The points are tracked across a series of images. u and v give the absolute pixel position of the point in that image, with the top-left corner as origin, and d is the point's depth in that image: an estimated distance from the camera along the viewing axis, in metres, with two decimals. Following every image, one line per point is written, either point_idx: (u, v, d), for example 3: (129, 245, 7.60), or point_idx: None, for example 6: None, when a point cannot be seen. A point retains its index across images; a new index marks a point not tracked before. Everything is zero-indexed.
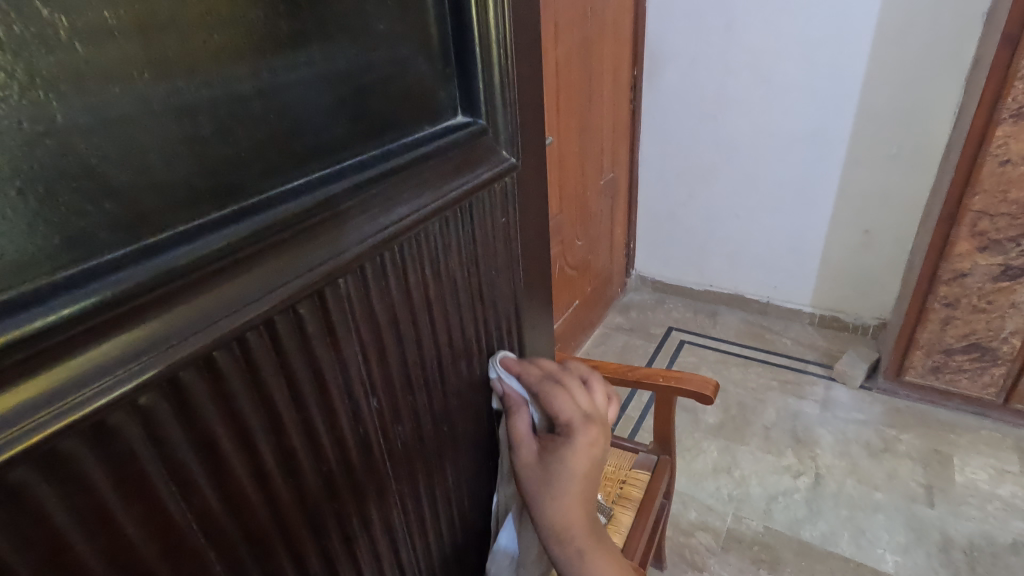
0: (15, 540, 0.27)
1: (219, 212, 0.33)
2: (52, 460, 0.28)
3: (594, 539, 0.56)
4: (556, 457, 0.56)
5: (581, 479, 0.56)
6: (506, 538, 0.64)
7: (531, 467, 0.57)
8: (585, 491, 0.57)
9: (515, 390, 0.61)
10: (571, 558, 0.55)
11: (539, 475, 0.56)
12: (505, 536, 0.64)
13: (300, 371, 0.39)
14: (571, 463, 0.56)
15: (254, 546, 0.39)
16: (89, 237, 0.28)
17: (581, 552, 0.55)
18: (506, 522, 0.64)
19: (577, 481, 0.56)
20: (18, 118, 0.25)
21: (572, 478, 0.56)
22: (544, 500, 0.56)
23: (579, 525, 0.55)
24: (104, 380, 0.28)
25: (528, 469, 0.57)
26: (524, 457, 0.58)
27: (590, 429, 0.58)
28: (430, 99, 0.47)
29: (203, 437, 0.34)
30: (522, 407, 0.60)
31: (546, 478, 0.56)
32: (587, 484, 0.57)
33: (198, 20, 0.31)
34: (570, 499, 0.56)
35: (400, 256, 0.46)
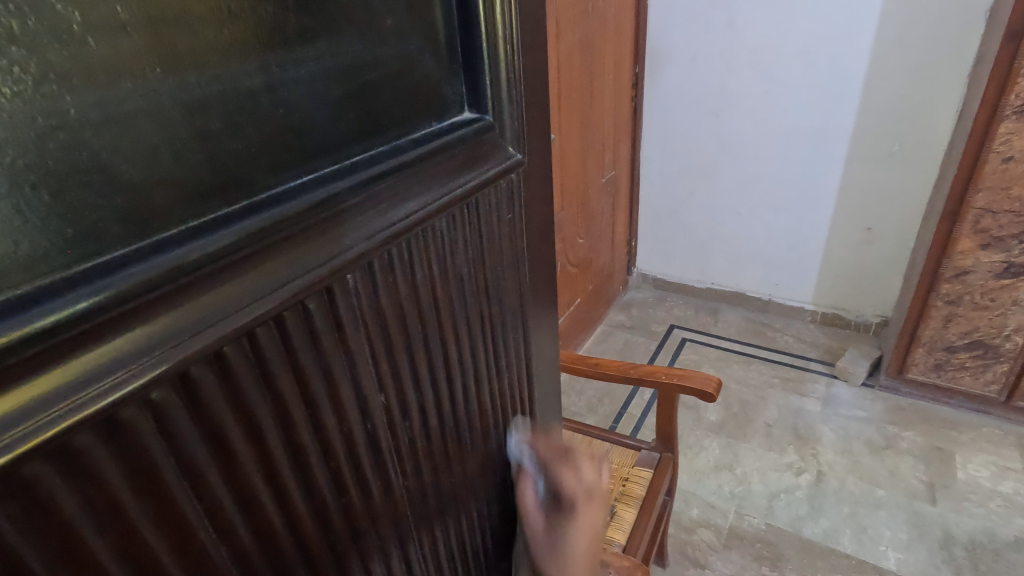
0: (30, 532, 0.27)
1: (229, 208, 0.33)
2: (65, 455, 0.28)
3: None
4: (562, 530, 0.65)
5: (584, 548, 0.66)
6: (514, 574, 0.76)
7: (541, 533, 0.66)
8: (586, 556, 0.66)
9: (526, 464, 0.68)
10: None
11: (547, 540, 0.66)
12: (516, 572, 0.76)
13: (309, 366, 0.39)
14: (575, 531, 0.66)
15: (263, 542, 0.39)
16: (101, 232, 0.28)
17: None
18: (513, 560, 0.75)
19: (581, 548, 0.66)
20: (31, 112, 0.25)
21: (578, 545, 0.66)
22: (552, 565, 0.65)
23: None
24: (116, 375, 0.28)
25: (537, 538, 0.66)
26: (534, 526, 0.67)
27: (592, 503, 0.66)
28: (437, 94, 0.47)
29: (212, 432, 0.34)
30: (530, 478, 0.68)
31: (554, 546, 0.65)
32: (590, 550, 0.66)
33: (207, 16, 0.31)
34: (576, 565, 0.65)
35: (406, 252, 0.45)
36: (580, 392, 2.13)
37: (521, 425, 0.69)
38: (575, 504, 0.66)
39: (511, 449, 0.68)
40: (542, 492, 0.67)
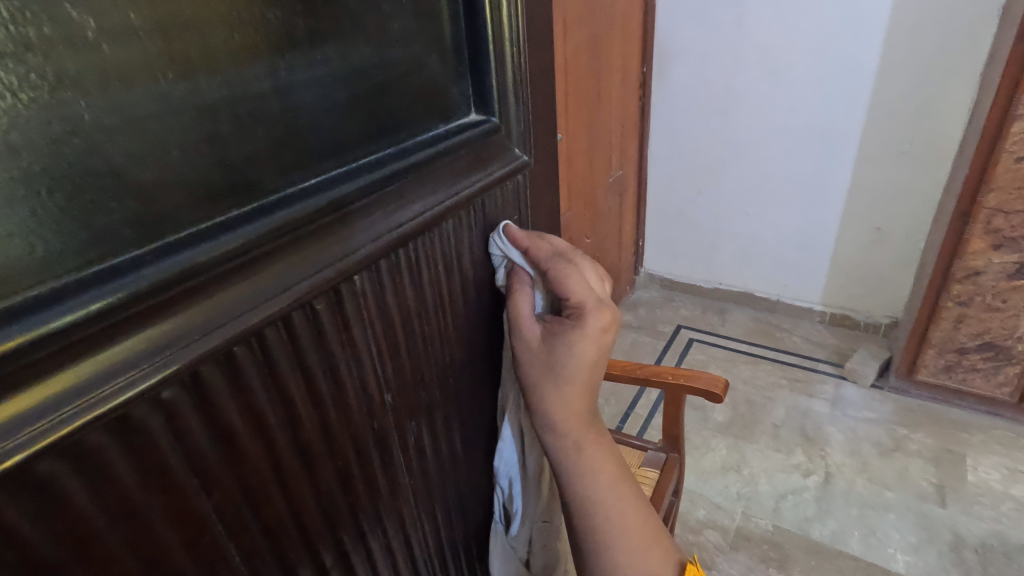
0: (44, 527, 0.28)
1: (237, 211, 0.34)
2: (79, 452, 0.28)
3: (593, 433, 0.53)
4: (563, 344, 0.51)
5: (586, 372, 0.52)
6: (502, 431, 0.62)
7: (536, 351, 0.52)
8: (591, 381, 0.52)
9: (518, 268, 0.54)
10: (570, 447, 0.52)
11: (543, 358, 0.51)
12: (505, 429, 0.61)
13: (316, 366, 0.40)
14: (579, 351, 0.50)
15: (272, 539, 0.40)
16: (114, 234, 0.29)
17: (580, 445, 0.52)
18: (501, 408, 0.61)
19: (582, 371, 0.51)
20: (47, 117, 0.26)
21: (579, 365, 0.51)
22: (547, 390, 0.52)
23: (578, 415, 0.52)
24: (127, 374, 0.29)
25: (531, 355, 0.52)
26: (526, 344, 0.52)
27: (602, 315, 0.51)
28: (443, 96, 0.48)
29: (222, 430, 0.35)
30: (526, 289, 0.53)
31: (551, 365, 0.51)
32: (595, 374, 0.52)
33: (216, 20, 0.31)
34: (574, 390, 0.52)
35: (412, 253, 0.46)
36: None
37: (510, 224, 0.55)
38: (580, 314, 0.51)
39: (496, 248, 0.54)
40: (539, 304, 0.53)
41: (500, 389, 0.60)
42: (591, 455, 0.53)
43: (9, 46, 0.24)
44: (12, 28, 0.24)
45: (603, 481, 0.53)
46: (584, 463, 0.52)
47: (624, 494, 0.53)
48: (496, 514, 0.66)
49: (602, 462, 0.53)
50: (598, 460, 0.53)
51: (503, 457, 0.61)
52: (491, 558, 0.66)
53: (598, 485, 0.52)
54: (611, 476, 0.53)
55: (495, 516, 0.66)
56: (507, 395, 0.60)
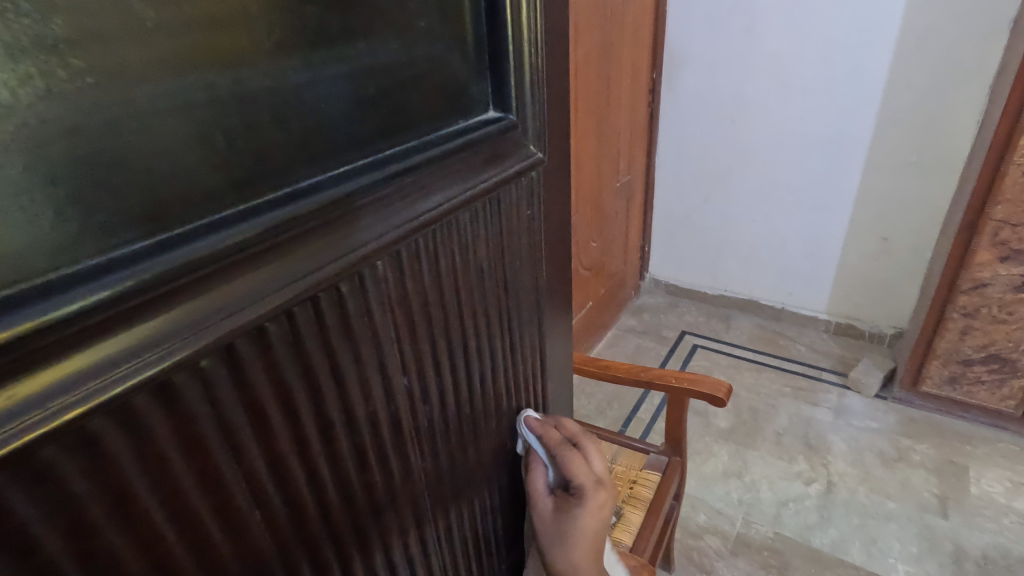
0: (93, 481, 0.29)
1: (273, 194, 0.36)
2: (125, 414, 0.30)
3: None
4: (569, 516, 0.61)
5: (591, 539, 0.61)
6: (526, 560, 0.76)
7: (547, 520, 0.63)
8: (596, 548, 0.61)
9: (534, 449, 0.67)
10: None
11: (554, 528, 0.62)
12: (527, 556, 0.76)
13: (339, 346, 0.42)
14: (581, 522, 0.61)
15: (294, 512, 0.42)
16: (162, 211, 0.31)
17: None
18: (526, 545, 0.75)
19: (585, 537, 0.60)
20: (109, 99, 0.28)
21: (582, 533, 0.61)
22: (556, 551, 0.61)
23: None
24: (170, 344, 0.31)
25: (545, 527, 0.63)
26: (540, 512, 0.63)
27: (600, 493, 0.62)
28: (464, 93, 0.50)
29: (252, 402, 0.37)
30: (541, 465, 0.66)
31: (560, 531, 0.61)
32: (598, 546, 0.61)
33: (261, 15, 0.33)
34: (579, 554, 0.60)
35: (431, 243, 0.48)
36: (590, 395, 2.15)
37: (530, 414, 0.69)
38: (582, 492, 0.62)
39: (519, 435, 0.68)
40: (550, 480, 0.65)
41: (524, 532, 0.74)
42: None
43: (81, 34, 0.27)
44: (85, 19, 0.27)
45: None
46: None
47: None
48: None
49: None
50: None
51: None
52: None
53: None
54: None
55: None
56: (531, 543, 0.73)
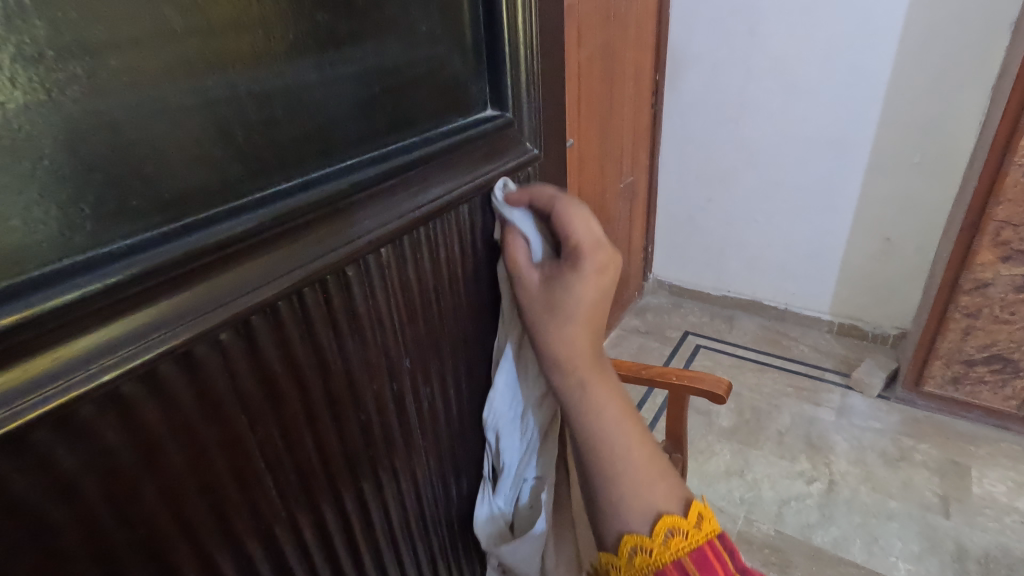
0: (127, 438, 0.33)
1: (286, 183, 0.39)
2: (155, 379, 0.34)
3: (600, 374, 0.56)
4: (563, 286, 0.53)
5: (589, 313, 0.54)
6: (502, 383, 0.61)
7: (538, 295, 0.54)
8: (595, 325, 0.55)
9: (516, 220, 0.55)
10: (576, 392, 0.55)
11: (546, 304, 0.54)
12: (502, 378, 0.62)
13: (346, 326, 0.45)
14: (578, 292, 0.53)
15: (303, 480, 0.45)
16: (188, 198, 0.34)
17: (585, 387, 0.55)
18: (504, 356, 0.61)
19: (582, 312, 0.54)
20: (144, 97, 0.32)
21: (579, 306, 0.53)
22: (553, 331, 0.54)
23: (584, 357, 0.55)
24: (192, 318, 0.34)
25: (535, 303, 0.55)
26: (528, 288, 0.55)
27: (601, 256, 0.53)
28: (464, 93, 0.53)
29: (266, 375, 0.40)
30: (522, 239, 0.56)
31: (552, 305, 0.54)
32: (597, 315, 0.55)
33: (277, 22, 0.37)
34: (577, 332, 0.54)
35: (431, 234, 0.51)
36: None
37: (508, 180, 0.56)
38: (579, 254, 0.53)
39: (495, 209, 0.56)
40: (537, 251, 0.55)
41: (500, 338, 0.61)
42: (599, 396, 0.55)
43: (123, 42, 0.30)
44: (126, 28, 0.30)
45: (612, 428, 0.54)
46: (593, 406, 0.54)
47: (632, 435, 0.55)
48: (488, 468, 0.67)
49: (611, 407, 0.55)
50: (606, 404, 0.55)
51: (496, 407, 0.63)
52: (479, 515, 0.67)
53: (608, 433, 0.54)
54: (620, 421, 0.55)
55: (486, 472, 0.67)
56: (512, 343, 0.60)
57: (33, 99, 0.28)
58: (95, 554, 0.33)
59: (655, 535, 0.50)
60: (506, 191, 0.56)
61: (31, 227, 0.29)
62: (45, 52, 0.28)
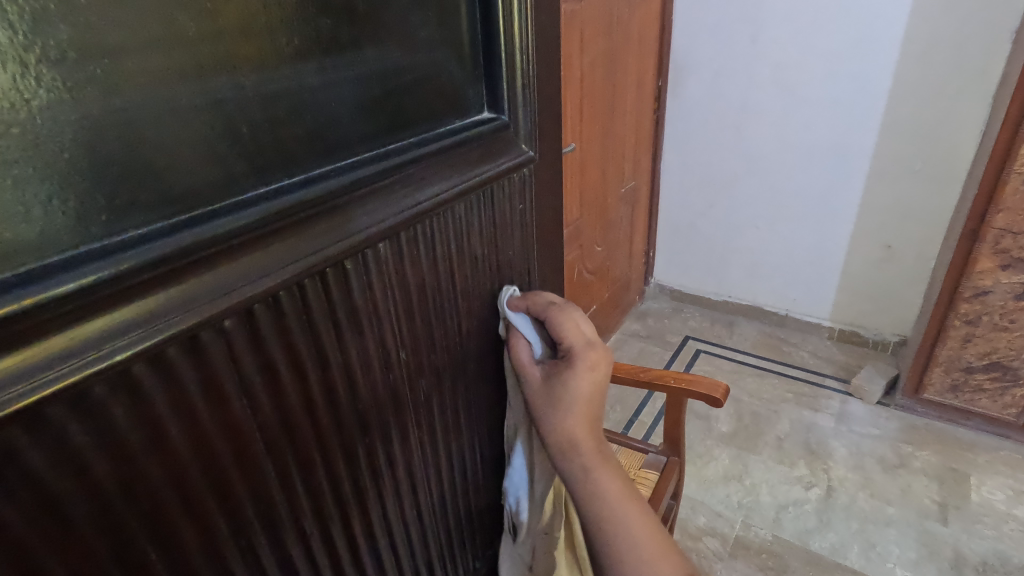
0: (135, 417, 0.35)
1: (288, 180, 0.41)
2: (161, 362, 0.36)
3: (602, 460, 0.59)
4: (562, 381, 0.60)
5: (588, 403, 0.60)
6: (515, 463, 0.70)
7: (538, 387, 0.61)
8: (592, 415, 0.60)
9: (517, 324, 0.64)
10: (581, 478, 0.58)
11: (547, 394, 0.60)
12: (517, 459, 0.70)
13: (344, 318, 0.47)
14: (575, 385, 0.60)
15: (301, 465, 0.47)
16: (195, 192, 0.37)
17: (589, 475, 0.58)
18: (514, 441, 0.69)
19: (581, 402, 0.60)
20: (157, 96, 0.34)
21: (578, 397, 0.60)
22: (556, 421, 0.59)
23: (585, 443, 0.59)
24: (197, 305, 0.36)
25: (536, 392, 0.61)
26: (531, 382, 0.61)
27: (593, 355, 0.61)
28: (461, 96, 0.55)
29: (267, 362, 0.42)
30: (525, 340, 0.64)
31: (553, 397, 0.60)
32: (594, 407, 0.60)
33: (281, 27, 0.39)
34: (577, 421, 0.59)
35: (428, 231, 0.53)
36: None
37: (513, 290, 0.65)
38: (574, 353, 0.61)
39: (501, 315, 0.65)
40: (538, 350, 0.63)
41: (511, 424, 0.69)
42: (599, 478, 0.58)
43: (137, 46, 0.33)
44: (140, 31, 0.33)
45: (616, 508, 0.57)
46: (598, 491, 0.57)
47: (636, 515, 0.57)
48: (506, 525, 0.74)
49: (615, 490, 0.58)
50: (609, 485, 0.57)
51: (512, 479, 0.71)
52: (505, 564, 0.75)
53: (614, 518, 0.56)
54: (625, 505, 0.57)
55: (507, 530, 0.74)
56: (519, 430, 0.69)
57: (56, 97, 0.30)
58: (102, 528, 0.35)
59: None
60: (511, 299, 0.65)
61: (49, 216, 0.31)
62: (68, 53, 0.30)
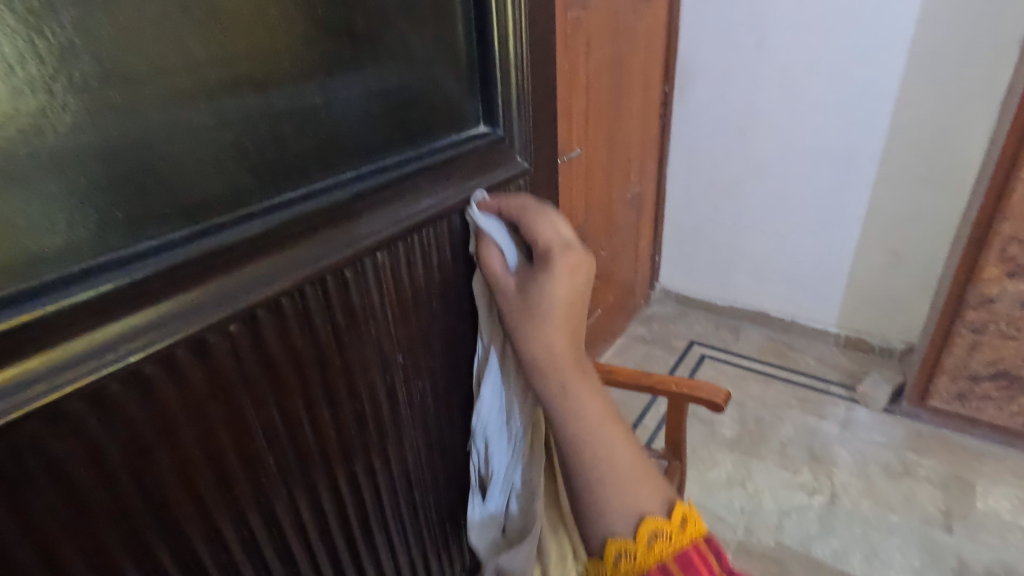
0: (146, 414, 0.38)
1: (291, 193, 0.44)
2: (172, 364, 0.38)
3: (580, 375, 0.55)
4: (537, 288, 0.55)
5: (566, 310, 0.55)
6: (487, 390, 0.64)
7: (512, 297, 0.57)
8: (570, 325, 0.56)
9: (490, 227, 0.58)
10: (556, 394, 0.54)
11: (521, 305, 0.56)
12: (490, 390, 0.65)
13: (342, 322, 0.49)
14: (551, 291, 0.55)
15: (300, 460, 0.49)
16: (204, 205, 0.39)
17: (564, 392, 0.54)
18: (489, 369, 0.64)
19: (556, 312, 0.55)
20: (170, 118, 0.37)
21: (554, 305, 0.55)
22: (529, 332, 0.55)
23: (561, 355, 0.55)
24: (205, 311, 0.39)
25: (509, 302, 0.57)
26: (505, 292, 0.57)
27: (571, 256, 0.55)
28: (458, 111, 0.58)
29: (270, 364, 0.45)
30: (498, 246, 0.58)
31: (527, 308, 0.56)
32: (572, 316, 0.56)
33: (285, 50, 0.42)
34: (555, 331, 0.55)
35: (426, 240, 0.56)
36: None
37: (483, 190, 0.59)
38: (551, 255, 0.55)
39: (469, 219, 0.58)
40: (512, 258, 0.58)
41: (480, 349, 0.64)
42: (577, 394, 0.54)
43: (152, 73, 0.36)
44: (155, 59, 0.36)
45: (595, 427, 0.53)
46: (571, 408, 0.54)
47: (611, 430, 0.53)
48: (473, 482, 0.70)
49: (590, 407, 0.54)
50: (586, 401, 0.54)
51: (482, 416, 0.66)
52: (472, 531, 0.71)
53: (587, 435, 0.53)
54: (602, 422, 0.53)
55: (475, 488, 0.70)
56: (498, 349, 0.63)
57: (79, 122, 0.33)
58: (116, 514, 0.38)
59: (639, 539, 0.48)
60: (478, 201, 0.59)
61: (72, 230, 0.34)
62: (90, 82, 0.33)
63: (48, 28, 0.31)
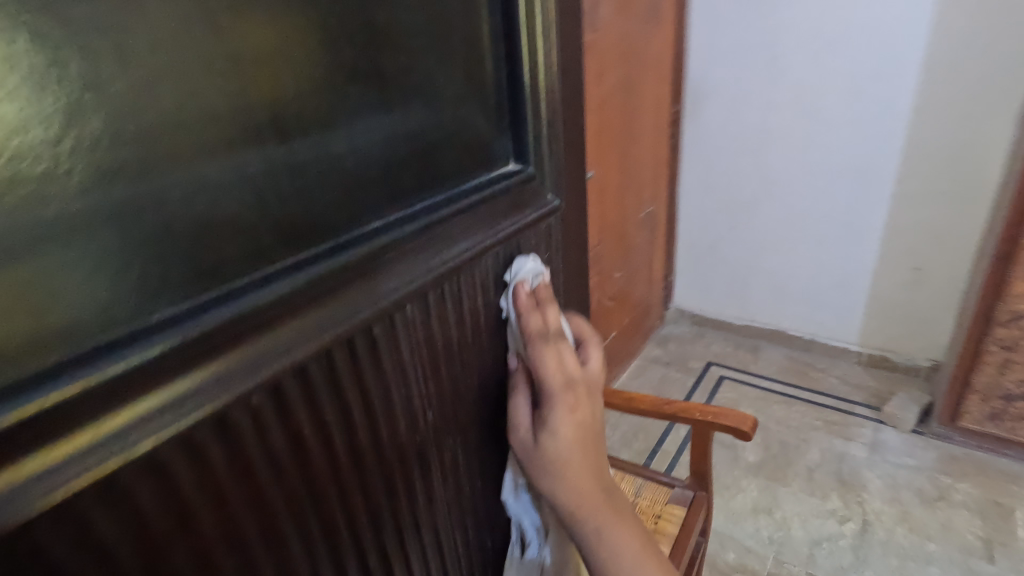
0: (160, 500, 0.34)
1: (319, 248, 0.41)
2: (191, 445, 0.35)
3: (612, 513, 0.52)
4: (548, 436, 0.51)
5: (580, 453, 0.51)
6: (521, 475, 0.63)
7: (527, 448, 0.53)
8: (590, 462, 0.52)
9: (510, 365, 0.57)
10: (593, 537, 0.51)
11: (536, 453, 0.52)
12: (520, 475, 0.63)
13: (370, 383, 0.46)
14: (563, 435, 0.51)
15: (327, 534, 0.45)
16: (225, 268, 0.36)
17: (600, 537, 0.50)
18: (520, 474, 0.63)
19: (576, 456, 0.51)
20: (186, 174, 0.34)
21: (569, 452, 0.51)
22: (549, 482, 0.52)
23: (593, 500, 0.51)
24: (227, 382, 0.35)
25: (526, 452, 0.53)
26: (520, 442, 0.54)
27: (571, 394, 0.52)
28: (486, 148, 0.54)
29: (295, 434, 0.41)
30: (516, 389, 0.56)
31: (541, 455, 0.52)
32: (590, 457, 0.52)
33: (309, 94, 0.39)
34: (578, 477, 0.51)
35: (458, 288, 0.52)
36: (614, 427, 2.13)
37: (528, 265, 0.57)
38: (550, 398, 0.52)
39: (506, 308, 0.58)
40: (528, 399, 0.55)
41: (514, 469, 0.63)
42: (611, 539, 0.50)
43: (166, 126, 0.33)
44: (173, 110, 0.33)
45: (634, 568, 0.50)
46: (611, 558, 0.50)
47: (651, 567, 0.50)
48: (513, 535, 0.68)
49: (633, 550, 0.50)
50: (623, 543, 0.50)
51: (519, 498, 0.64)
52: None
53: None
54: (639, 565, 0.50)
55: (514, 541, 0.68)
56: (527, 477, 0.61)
57: (87, 182, 0.30)
58: None
59: None
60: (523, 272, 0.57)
61: (81, 305, 0.31)
62: (102, 141, 0.30)
63: (53, 83, 0.28)
